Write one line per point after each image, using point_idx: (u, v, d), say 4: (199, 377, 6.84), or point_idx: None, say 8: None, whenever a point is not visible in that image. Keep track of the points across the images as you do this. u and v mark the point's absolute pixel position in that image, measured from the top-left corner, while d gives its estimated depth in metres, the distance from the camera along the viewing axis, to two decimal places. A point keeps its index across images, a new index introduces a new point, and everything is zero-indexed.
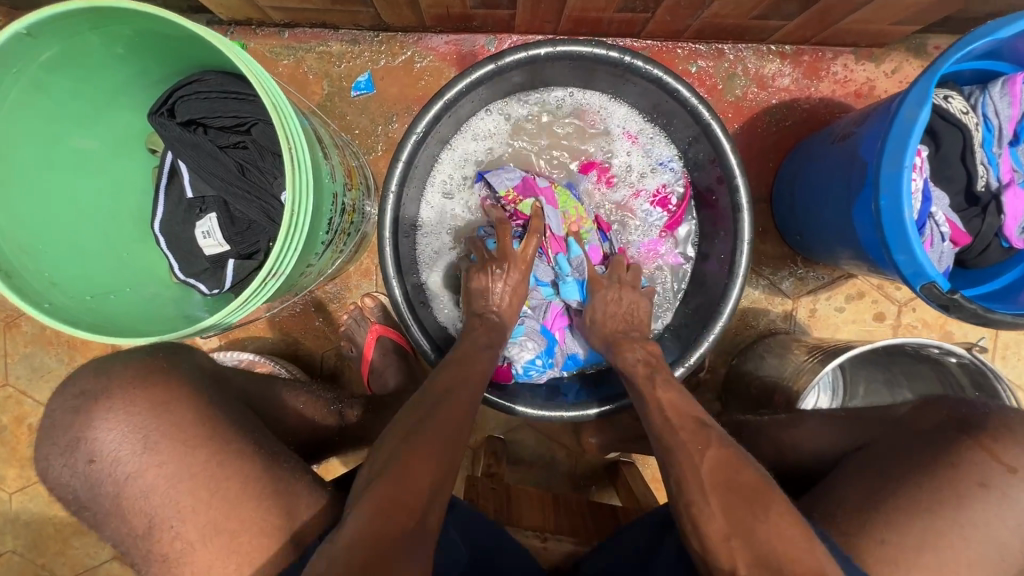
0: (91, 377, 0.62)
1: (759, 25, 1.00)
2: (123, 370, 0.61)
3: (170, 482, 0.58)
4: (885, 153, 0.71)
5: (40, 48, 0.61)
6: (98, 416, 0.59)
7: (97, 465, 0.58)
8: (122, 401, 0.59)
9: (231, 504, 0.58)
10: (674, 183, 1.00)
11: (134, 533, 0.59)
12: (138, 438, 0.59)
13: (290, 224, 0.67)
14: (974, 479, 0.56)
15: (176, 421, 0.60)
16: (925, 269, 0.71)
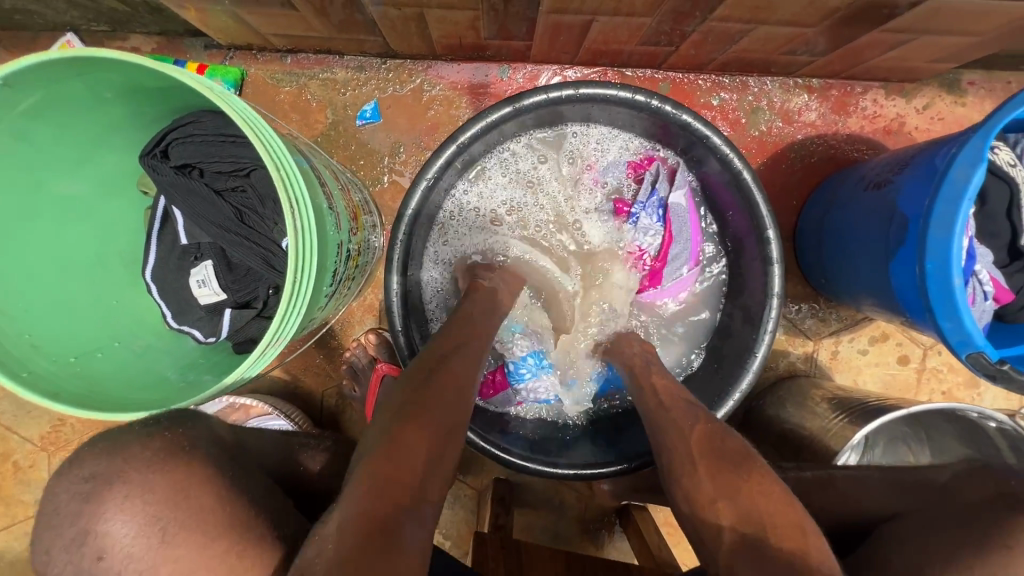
0: (102, 458, 0.51)
1: (788, 60, 0.94)
2: (141, 452, 0.52)
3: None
4: (934, 214, 0.66)
5: (22, 96, 0.55)
6: (109, 507, 0.49)
7: (105, 563, 0.49)
8: (139, 482, 0.50)
9: None
10: (643, 241, 0.94)
11: None
12: (152, 532, 0.49)
13: (293, 287, 0.61)
14: None
15: (197, 508, 0.51)
16: (974, 339, 0.66)
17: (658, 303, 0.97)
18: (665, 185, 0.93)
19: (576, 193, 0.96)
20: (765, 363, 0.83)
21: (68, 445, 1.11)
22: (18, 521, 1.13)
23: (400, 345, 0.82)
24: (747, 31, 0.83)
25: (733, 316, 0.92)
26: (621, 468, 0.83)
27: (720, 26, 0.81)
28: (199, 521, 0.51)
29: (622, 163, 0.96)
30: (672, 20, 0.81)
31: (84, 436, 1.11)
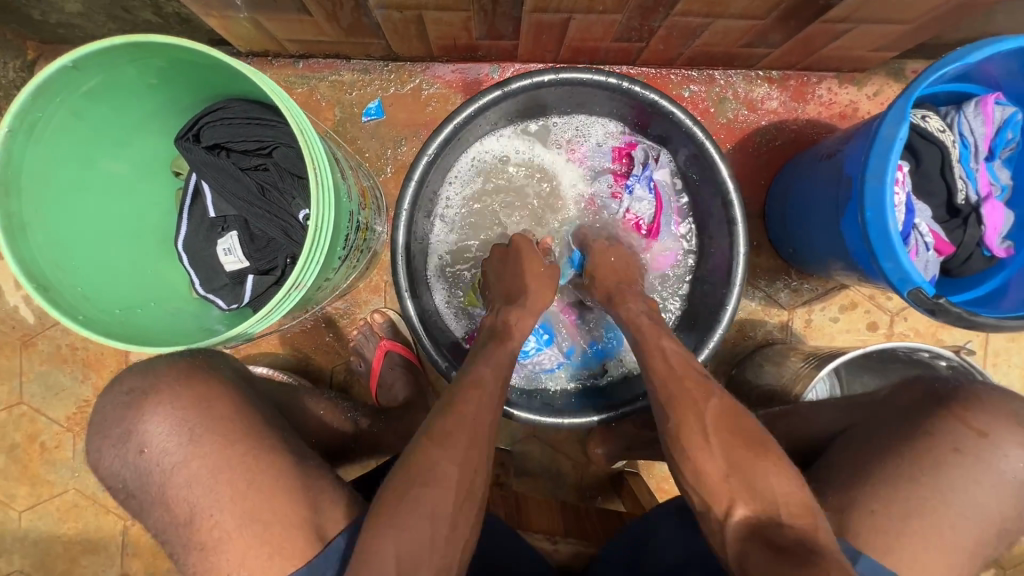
0: (139, 376, 0.66)
1: (747, 52, 1.06)
2: (167, 370, 0.66)
3: (213, 473, 0.62)
4: (868, 168, 0.76)
5: (84, 78, 0.65)
6: (148, 411, 0.63)
7: (146, 454, 0.63)
8: (167, 395, 0.64)
9: (267, 495, 0.63)
10: (641, 209, 1.03)
11: (178, 521, 0.63)
12: (182, 431, 0.64)
13: (313, 239, 0.72)
14: (947, 446, 0.64)
15: (216, 417, 0.64)
16: (911, 275, 0.76)
17: (655, 265, 1.05)
18: (653, 162, 1.03)
19: (567, 178, 1.07)
20: (734, 318, 0.92)
21: None
22: (44, 499, 1.20)
23: (407, 302, 0.90)
24: (707, 25, 0.94)
25: (709, 278, 1.00)
26: (598, 418, 0.94)
27: (682, 20, 0.93)
28: (219, 426, 0.64)
29: (606, 145, 1.06)
30: (639, 16, 0.92)
31: None
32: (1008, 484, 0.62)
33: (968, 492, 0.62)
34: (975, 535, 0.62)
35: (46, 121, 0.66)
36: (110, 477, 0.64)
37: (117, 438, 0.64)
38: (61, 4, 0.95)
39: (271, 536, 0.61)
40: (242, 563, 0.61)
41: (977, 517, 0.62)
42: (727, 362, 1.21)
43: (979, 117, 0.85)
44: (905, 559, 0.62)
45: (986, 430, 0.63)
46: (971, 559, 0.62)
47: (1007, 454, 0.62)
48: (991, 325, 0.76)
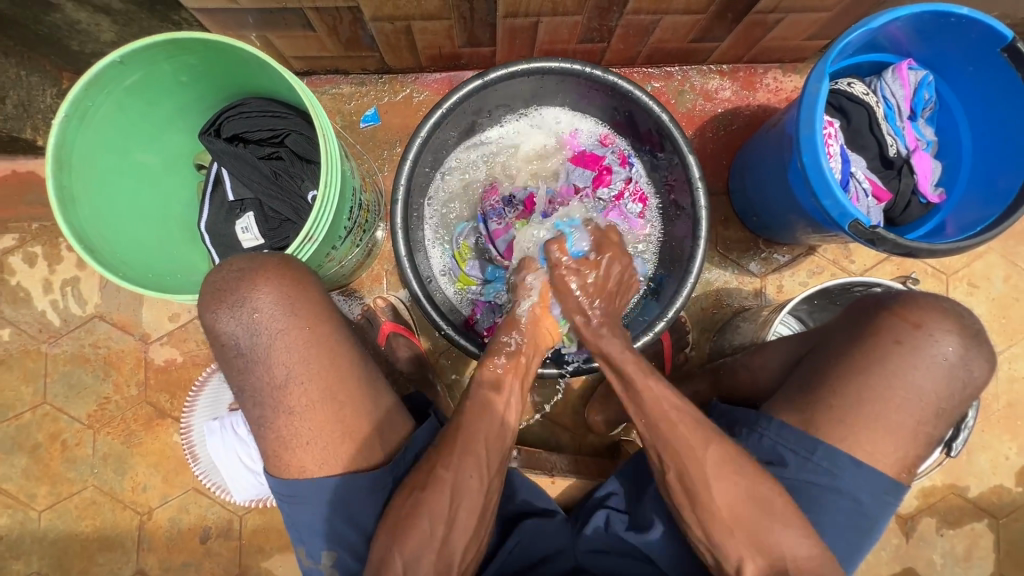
0: (247, 259, 0.73)
1: (698, 47, 1.21)
2: (269, 258, 0.74)
3: (308, 345, 0.72)
4: (800, 120, 0.89)
5: (128, 73, 0.78)
6: (260, 285, 0.70)
7: (254, 323, 0.70)
8: (276, 275, 0.71)
9: (344, 375, 0.74)
10: (637, 177, 1.17)
11: (273, 385, 0.72)
12: (287, 306, 0.71)
13: (322, 201, 0.82)
14: (890, 337, 0.75)
15: (313, 301, 0.74)
16: (849, 210, 0.87)
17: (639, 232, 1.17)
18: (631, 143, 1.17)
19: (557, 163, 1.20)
20: (702, 268, 1.01)
21: (112, 421, 1.25)
22: (63, 498, 1.24)
23: (405, 266, 0.99)
24: (657, 22, 1.09)
25: (677, 241, 1.09)
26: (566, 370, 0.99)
27: (635, 18, 1.07)
28: (318, 308, 0.74)
29: (591, 131, 1.18)
30: (598, 16, 1.07)
31: (126, 412, 1.25)
32: (940, 364, 0.73)
33: (909, 376, 0.73)
34: (916, 414, 0.73)
35: (95, 110, 0.78)
36: (222, 334, 0.70)
37: (233, 303, 0.69)
38: (98, 34, 1.08)
39: (345, 417, 0.74)
40: (320, 434, 0.73)
41: (918, 398, 0.73)
42: (709, 330, 1.30)
43: (897, 81, 0.98)
44: (860, 442, 0.74)
45: (920, 321, 0.74)
46: (914, 436, 0.74)
47: (938, 339, 0.73)
48: (926, 251, 0.85)
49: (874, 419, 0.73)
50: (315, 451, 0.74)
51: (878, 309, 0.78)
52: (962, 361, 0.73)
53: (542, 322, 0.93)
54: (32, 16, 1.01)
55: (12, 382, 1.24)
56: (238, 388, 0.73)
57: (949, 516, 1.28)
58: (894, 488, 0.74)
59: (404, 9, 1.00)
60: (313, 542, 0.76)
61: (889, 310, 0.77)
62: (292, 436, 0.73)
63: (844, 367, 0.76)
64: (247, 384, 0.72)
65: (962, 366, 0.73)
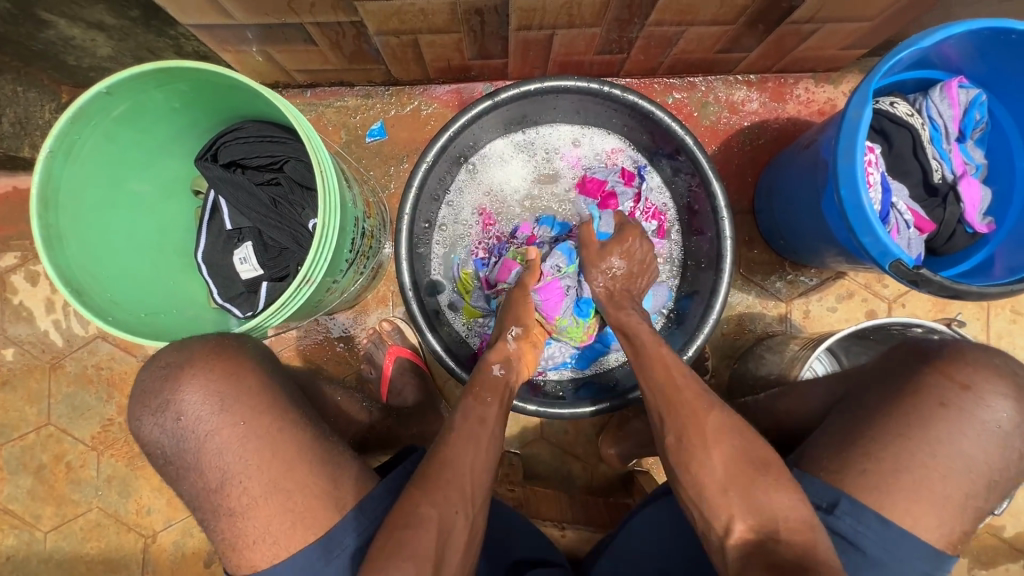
0: (174, 351, 0.71)
1: (724, 58, 1.12)
2: (200, 346, 0.71)
3: (242, 442, 0.69)
4: (840, 149, 0.81)
5: (115, 104, 0.73)
6: (184, 383, 0.68)
7: (181, 423, 0.68)
8: (201, 370, 0.69)
9: (289, 467, 0.69)
10: (654, 195, 1.10)
11: (210, 488, 0.69)
12: (215, 402, 0.69)
13: (321, 239, 0.77)
14: (934, 400, 0.68)
15: (246, 391, 0.70)
16: (890, 248, 0.80)
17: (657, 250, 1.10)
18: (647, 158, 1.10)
19: (564, 182, 1.13)
20: (725, 304, 0.95)
21: (115, 443, 1.23)
22: (68, 519, 1.23)
23: (411, 301, 0.95)
24: (682, 33, 1.01)
25: (700, 268, 1.03)
26: (545, 406, 0.95)
27: (658, 30, 1.00)
28: (249, 399, 0.70)
29: (603, 149, 1.11)
30: (617, 28, 0.99)
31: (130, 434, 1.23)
32: (993, 432, 0.66)
33: (956, 444, 0.66)
34: (965, 486, 0.66)
35: (82, 143, 0.74)
36: (150, 442, 0.70)
37: (156, 407, 0.68)
38: (93, 49, 1.04)
39: (295, 506, 0.68)
40: (268, 528, 0.67)
41: (962, 461, 0.66)
42: (730, 356, 1.23)
43: (946, 101, 0.89)
44: (895, 507, 0.66)
45: (968, 383, 0.68)
46: (962, 509, 0.67)
47: (991, 404, 0.66)
48: (976, 293, 0.78)
49: (919, 491, 0.66)
50: (265, 547, 0.67)
51: (918, 364, 0.72)
52: (1018, 429, 0.67)
53: (524, 356, 0.90)
54: (25, 33, 0.97)
55: (16, 402, 1.23)
56: (179, 494, 0.72)
57: (982, 556, 1.21)
58: (937, 559, 0.66)
59: (411, 23, 0.94)
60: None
61: (931, 365, 0.70)
62: (238, 537, 0.68)
63: (877, 430, 0.69)
64: (186, 489, 0.70)
65: (1018, 434, 0.67)
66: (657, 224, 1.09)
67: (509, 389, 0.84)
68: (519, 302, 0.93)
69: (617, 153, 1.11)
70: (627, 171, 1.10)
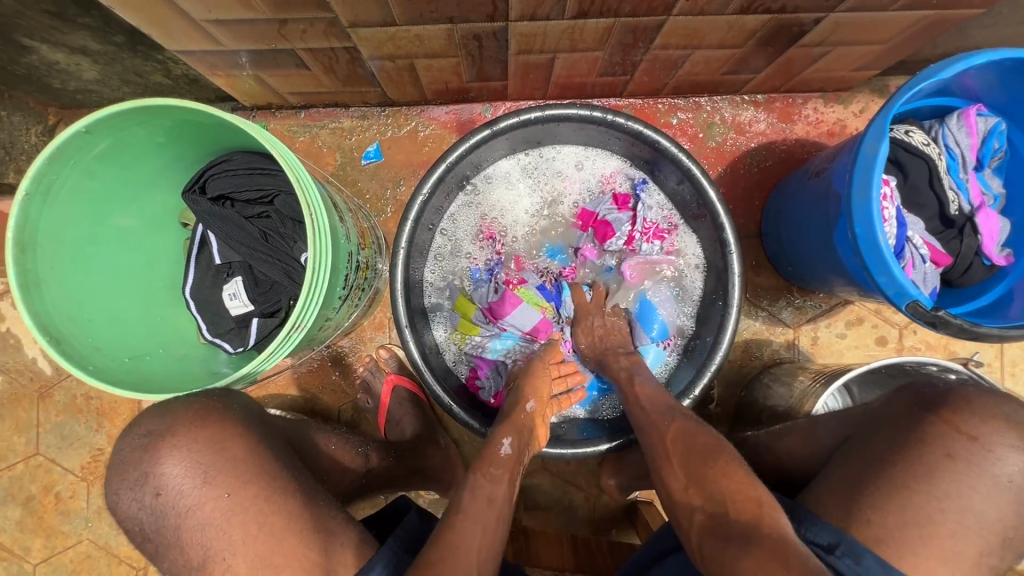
0: (155, 418, 0.70)
1: (731, 78, 1.09)
2: (185, 412, 0.69)
3: (226, 517, 0.66)
4: (855, 184, 0.78)
5: (96, 142, 0.70)
6: (166, 454, 0.67)
7: (163, 497, 0.67)
8: (183, 441, 0.68)
9: (275, 540, 0.66)
10: (650, 214, 1.04)
11: (191, 565, 0.67)
12: (197, 473, 0.67)
13: (312, 281, 0.73)
14: (941, 450, 0.65)
15: (231, 460, 0.68)
16: (907, 289, 0.76)
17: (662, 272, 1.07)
18: (645, 175, 1.05)
19: (564, 208, 1.09)
20: (734, 339, 0.92)
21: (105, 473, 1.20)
22: (58, 551, 1.20)
23: (408, 341, 0.91)
24: (687, 56, 0.98)
25: (710, 297, 1.00)
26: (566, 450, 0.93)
27: (662, 53, 0.96)
28: (234, 469, 0.68)
29: (598, 173, 1.08)
30: (621, 52, 0.96)
31: None
32: (1014, 493, 0.63)
33: (966, 499, 0.63)
34: (978, 544, 0.63)
35: (60, 183, 0.70)
36: (128, 517, 0.69)
37: (135, 480, 0.67)
38: (80, 73, 1.01)
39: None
40: None
41: (981, 519, 0.63)
42: (735, 384, 1.19)
43: (964, 129, 0.86)
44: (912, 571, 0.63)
45: (976, 433, 0.65)
46: (977, 568, 0.63)
47: (1001, 458, 0.64)
48: (997, 336, 0.74)
49: (932, 550, 0.62)
50: None
51: (922, 409, 0.69)
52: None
53: (537, 430, 0.87)
54: (7, 58, 0.94)
55: (4, 431, 1.20)
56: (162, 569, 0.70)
57: None
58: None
59: (406, 48, 0.90)
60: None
61: (934, 414, 0.68)
62: None
63: (883, 482, 0.66)
64: (167, 564, 0.69)
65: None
66: (660, 242, 1.04)
67: (520, 464, 0.80)
68: (539, 375, 0.92)
69: (614, 172, 1.07)
70: (621, 194, 1.06)
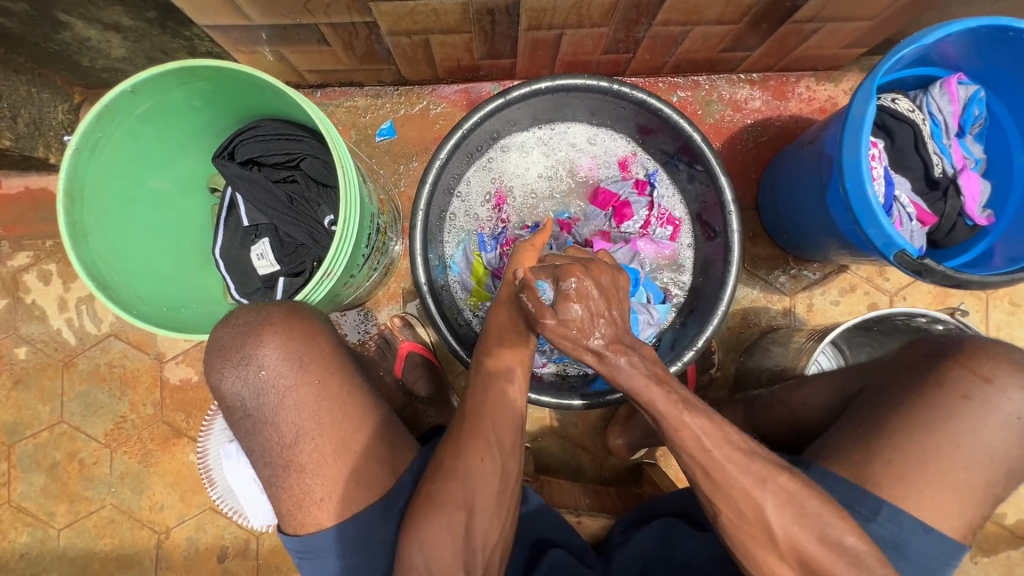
0: (252, 310, 0.73)
1: (727, 57, 1.15)
2: (277, 308, 0.73)
3: (316, 400, 0.72)
4: (844, 143, 0.84)
5: (139, 101, 0.75)
6: (266, 338, 0.70)
7: (263, 377, 0.70)
8: (282, 329, 0.71)
9: (347, 432, 0.73)
10: (667, 201, 1.12)
11: (283, 442, 0.71)
12: (294, 359, 0.71)
13: (342, 234, 0.78)
14: (957, 392, 0.70)
15: (321, 351, 0.73)
16: (894, 239, 0.82)
17: (672, 253, 1.12)
18: (658, 161, 1.12)
19: (573, 192, 1.16)
20: (734, 297, 0.97)
21: (129, 440, 1.24)
22: (82, 516, 1.23)
23: (427, 297, 0.96)
24: (687, 33, 1.04)
25: (708, 267, 1.05)
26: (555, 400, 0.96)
27: (664, 29, 1.02)
28: (320, 360, 0.73)
29: (615, 156, 1.14)
30: (624, 28, 1.01)
31: (143, 431, 1.24)
32: (995, 415, 0.69)
33: (978, 434, 0.68)
34: (986, 474, 0.68)
35: (105, 141, 0.76)
36: (229, 394, 0.70)
37: (238, 360, 0.70)
38: (109, 51, 1.06)
39: (358, 467, 0.73)
40: (334, 489, 0.72)
41: (961, 440, 0.68)
42: (735, 350, 1.25)
43: (945, 97, 0.92)
44: (899, 489, 0.69)
45: (990, 376, 0.69)
46: (983, 497, 0.69)
47: (1010, 396, 0.68)
48: (977, 282, 0.80)
49: (924, 471, 0.69)
50: (330, 506, 0.72)
51: (939, 358, 0.74)
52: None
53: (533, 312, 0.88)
54: (42, 34, 0.98)
55: (29, 400, 1.24)
56: (248, 449, 0.73)
57: (984, 544, 1.22)
58: (955, 550, 0.68)
59: (422, 24, 0.96)
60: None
61: (952, 358, 0.72)
62: (306, 494, 0.72)
63: (903, 422, 0.71)
64: (257, 443, 0.72)
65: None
66: (672, 229, 1.11)
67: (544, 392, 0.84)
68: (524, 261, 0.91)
69: (614, 153, 1.14)
70: (640, 179, 1.12)
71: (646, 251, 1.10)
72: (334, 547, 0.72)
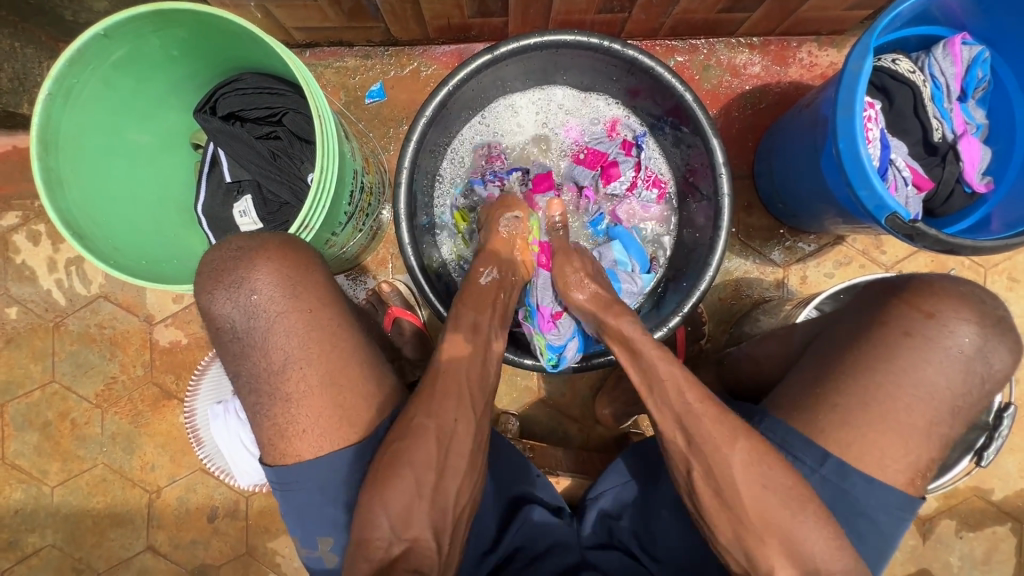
0: (247, 238, 0.73)
1: (726, 18, 1.11)
2: (270, 237, 0.74)
3: (306, 329, 0.72)
4: (839, 101, 0.81)
5: (113, 48, 0.74)
6: (260, 263, 0.71)
7: (254, 301, 0.70)
8: (277, 256, 0.72)
9: (337, 368, 0.73)
10: (654, 165, 1.11)
11: (269, 370, 0.71)
12: (286, 286, 0.71)
13: (318, 186, 0.77)
14: (899, 328, 0.69)
15: (315, 282, 0.74)
16: (886, 202, 0.80)
17: (657, 216, 1.11)
18: (643, 123, 1.10)
19: (553, 156, 1.14)
20: (722, 262, 0.95)
21: (119, 401, 1.25)
22: (75, 474, 1.25)
23: (409, 256, 0.95)
24: None
25: (695, 231, 1.04)
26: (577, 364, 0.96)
27: None
28: (316, 290, 0.73)
29: (601, 118, 1.12)
30: None
31: (133, 392, 1.25)
32: (973, 378, 0.68)
33: (937, 380, 0.68)
34: (933, 417, 0.68)
35: (81, 86, 0.75)
36: (220, 317, 0.71)
37: (230, 283, 0.70)
38: (91, 4, 1.03)
39: (344, 403, 0.73)
40: (317, 420, 0.72)
41: (939, 401, 0.68)
42: (725, 321, 1.23)
43: (948, 58, 0.89)
44: (873, 451, 0.68)
45: (933, 311, 0.68)
46: (939, 446, 0.68)
47: (954, 330, 0.67)
48: (971, 248, 0.78)
49: (899, 431, 0.68)
50: (312, 438, 0.72)
51: (888, 296, 0.73)
52: (981, 353, 0.67)
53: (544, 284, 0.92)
54: None
55: (21, 360, 1.25)
56: (234, 374, 0.73)
57: (970, 519, 1.21)
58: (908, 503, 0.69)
59: None
60: (307, 532, 0.74)
61: (899, 297, 0.71)
62: (289, 423, 0.72)
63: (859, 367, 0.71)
64: (244, 368, 0.72)
65: (980, 359, 0.68)
66: (657, 190, 1.10)
67: None
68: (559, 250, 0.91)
69: (592, 116, 1.12)
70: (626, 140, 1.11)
71: (632, 216, 1.11)
72: (316, 485, 0.72)
